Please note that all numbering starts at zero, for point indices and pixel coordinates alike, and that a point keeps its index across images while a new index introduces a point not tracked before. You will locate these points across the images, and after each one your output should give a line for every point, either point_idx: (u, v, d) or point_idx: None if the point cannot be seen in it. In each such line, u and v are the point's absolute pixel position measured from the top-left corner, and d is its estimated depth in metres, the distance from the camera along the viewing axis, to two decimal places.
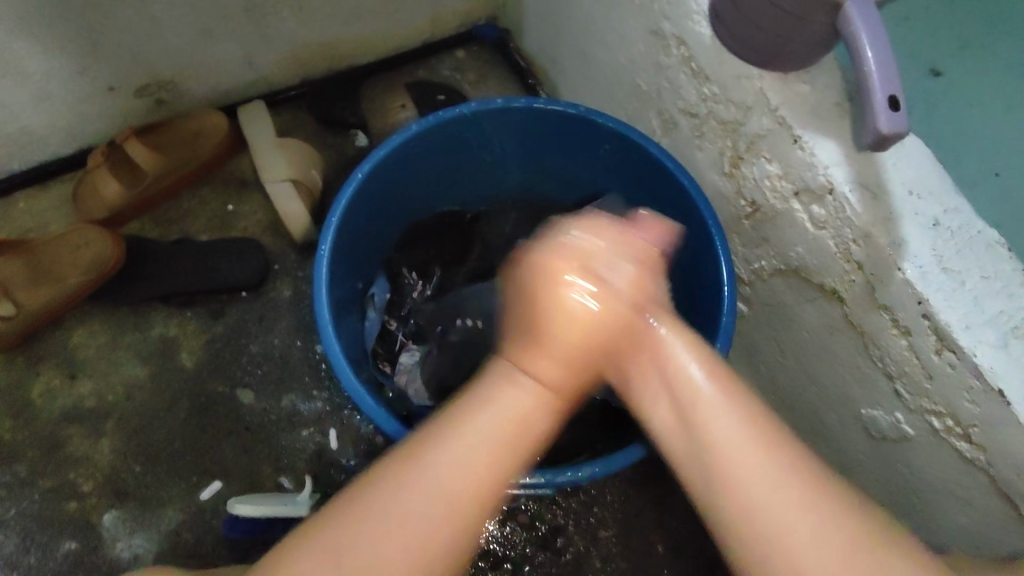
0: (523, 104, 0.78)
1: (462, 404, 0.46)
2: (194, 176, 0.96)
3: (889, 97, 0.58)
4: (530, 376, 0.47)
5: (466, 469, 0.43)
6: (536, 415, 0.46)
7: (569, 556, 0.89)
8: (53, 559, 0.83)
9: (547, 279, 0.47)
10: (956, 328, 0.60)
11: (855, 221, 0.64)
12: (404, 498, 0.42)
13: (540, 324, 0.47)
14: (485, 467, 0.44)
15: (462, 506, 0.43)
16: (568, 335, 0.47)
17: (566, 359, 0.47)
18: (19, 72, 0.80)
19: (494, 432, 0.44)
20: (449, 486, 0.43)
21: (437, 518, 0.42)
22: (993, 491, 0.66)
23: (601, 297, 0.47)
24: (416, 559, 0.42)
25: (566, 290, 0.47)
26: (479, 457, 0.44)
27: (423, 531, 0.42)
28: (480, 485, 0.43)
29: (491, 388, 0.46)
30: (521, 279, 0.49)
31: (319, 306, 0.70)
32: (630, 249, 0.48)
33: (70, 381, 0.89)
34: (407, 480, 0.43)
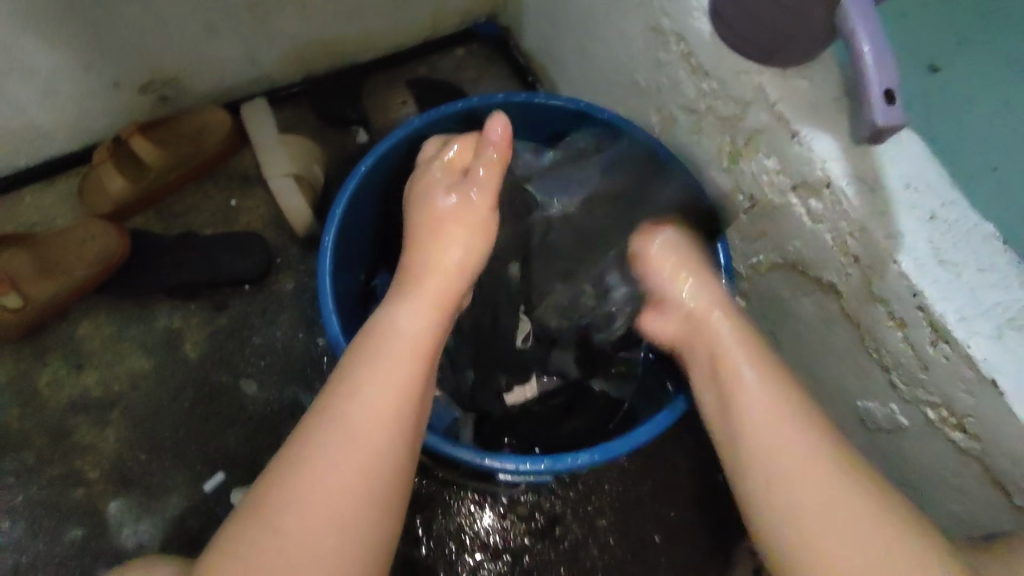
0: (524, 98, 0.79)
1: (361, 359, 0.59)
2: (200, 170, 0.98)
3: (886, 90, 0.58)
4: (403, 320, 0.62)
5: (379, 394, 0.56)
6: (421, 326, 0.62)
7: (568, 545, 0.90)
8: (59, 546, 0.85)
9: (433, 218, 0.69)
10: (951, 319, 0.61)
11: (851, 214, 0.65)
12: (321, 458, 0.53)
13: (416, 270, 0.66)
14: (395, 400, 0.56)
15: (377, 444, 0.54)
16: (434, 277, 0.65)
17: (441, 283, 0.65)
18: (27, 67, 0.81)
19: (390, 376, 0.57)
20: (363, 442, 0.54)
21: (362, 465, 0.53)
22: (986, 481, 0.67)
23: (464, 242, 0.67)
24: (358, 483, 0.53)
25: (435, 203, 0.69)
26: (379, 401, 0.56)
27: (359, 459, 0.53)
28: (385, 431, 0.55)
29: (387, 319, 0.62)
30: (427, 208, 0.70)
31: (324, 297, 0.71)
32: (461, 217, 0.68)
33: (76, 371, 0.91)
34: (340, 414, 0.55)
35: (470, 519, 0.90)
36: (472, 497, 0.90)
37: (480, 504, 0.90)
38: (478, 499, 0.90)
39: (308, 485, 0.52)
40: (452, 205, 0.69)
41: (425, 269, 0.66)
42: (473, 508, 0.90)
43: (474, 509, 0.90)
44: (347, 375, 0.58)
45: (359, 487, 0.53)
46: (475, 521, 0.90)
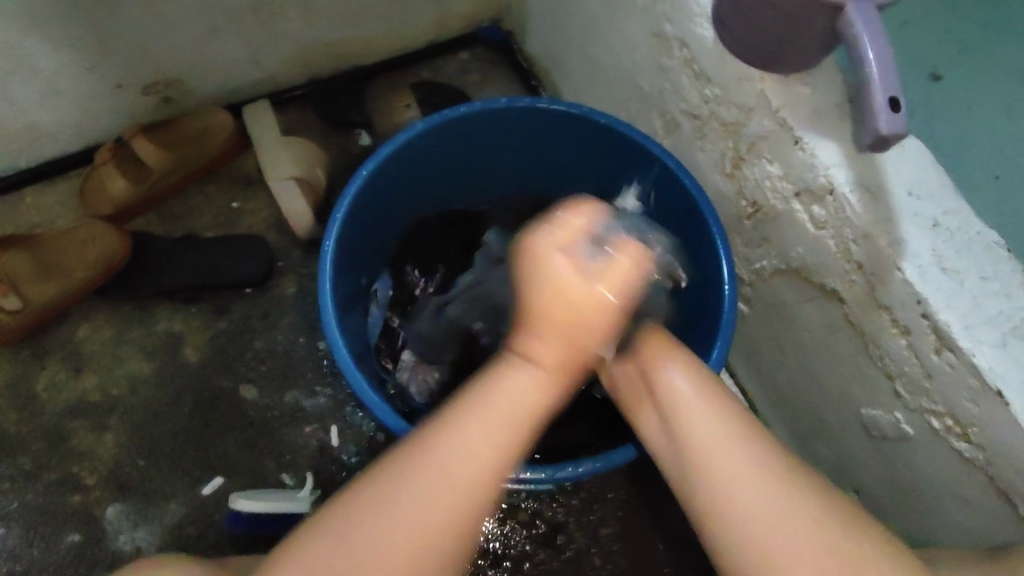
0: (527, 103, 0.79)
1: (451, 418, 0.50)
2: (201, 173, 0.97)
3: (889, 97, 0.58)
4: (512, 386, 0.50)
5: (471, 450, 0.48)
6: (534, 395, 0.50)
7: (570, 554, 0.89)
8: (56, 552, 0.84)
9: (535, 263, 0.50)
10: (955, 326, 0.61)
11: (855, 221, 0.65)
12: (400, 497, 0.47)
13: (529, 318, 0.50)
14: (481, 475, 0.48)
15: (444, 519, 0.47)
16: (553, 367, 0.51)
17: (563, 345, 0.50)
18: (29, 68, 0.81)
19: (486, 434, 0.49)
20: (437, 497, 0.47)
21: (422, 528, 0.46)
22: (992, 490, 0.67)
23: (601, 308, 0.49)
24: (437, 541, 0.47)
25: (551, 268, 0.49)
26: (460, 468, 0.48)
27: (427, 522, 0.46)
28: (457, 503, 0.47)
29: (503, 375, 0.51)
30: (543, 280, 0.49)
31: (325, 302, 0.71)
32: (562, 281, 0.49)
33: (75, 375, 0.90)
34: (427, 462, 0.48)
35: None
36: None
37: None
38: None
39: (367, 525, 0.46)
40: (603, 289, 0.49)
41: (543, 313, 0.50)
42: None
43: None
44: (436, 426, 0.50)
45: (421, 552, 0.46)
46: None
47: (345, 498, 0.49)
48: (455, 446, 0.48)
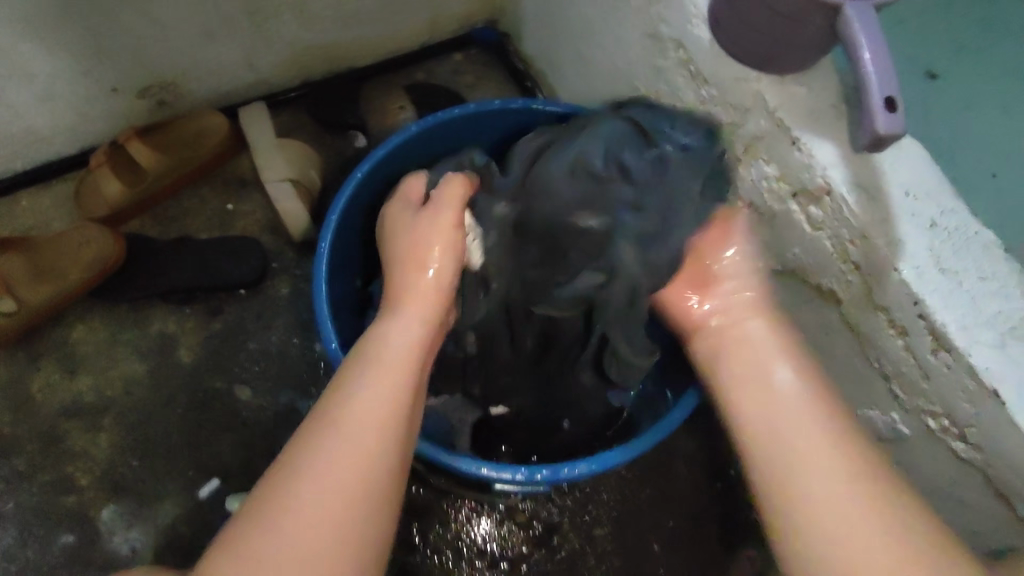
0: (521, 105, 0.80)
1: (349, 379, 0.54)
2: (196, 175, 0.98)
3: (887, 98, 0.58)
4: (389, 333, 0.58)
5: (372, 393, 0.53)
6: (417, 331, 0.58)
7: (565, 554, 0.89)
8: (50, 553, 0.84)
9: (407, 257, 0.61)
10: (952, 327, 0.60)
11: (852, 221, 0.64)
12: (327, 449, 0.50)
13: (401, 296, 0.60)
14: (382, 412, 0.52)
15: (355, 472, 0.49)
16: (414, 301, 0.59)
17: (429, 290, 0.59)
18: (25, 71, 0.81)
19: (385, 379, 0.54)
20: (350, 451, 0.50)
21: (336, 490, 0.48)
22: (991, 493, 0.66)
23: (445, 258, 0.60)
24: (354, 483, 0.49)
25: (424, 246, 0.61)
26: (366, 410, 0.52)
27: (349, 463, 0.49)
28: (366, 441, 0.51)
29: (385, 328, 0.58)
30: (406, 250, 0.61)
31: (319, 303, 0.71)
32: (443, 237, 0.61)
33: (69, 376, 0.90)
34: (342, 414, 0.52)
35: (467, 527, 0.89)
36: (469, 503, 0.89)
37: (477, 510, 0.89)
38: (475, 506, 0.89)
39: (291, 505, 0.48)
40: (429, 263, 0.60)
41: (405, 290, 0.60)
42: (469, 515, 0.89)
43: (471, 515, 0.89)
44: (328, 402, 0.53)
45: (344, 508, 0.48)
46: (471, 529, 0.89)
47: (249, 506, 0.50)
48: (358, 395, 0.53)
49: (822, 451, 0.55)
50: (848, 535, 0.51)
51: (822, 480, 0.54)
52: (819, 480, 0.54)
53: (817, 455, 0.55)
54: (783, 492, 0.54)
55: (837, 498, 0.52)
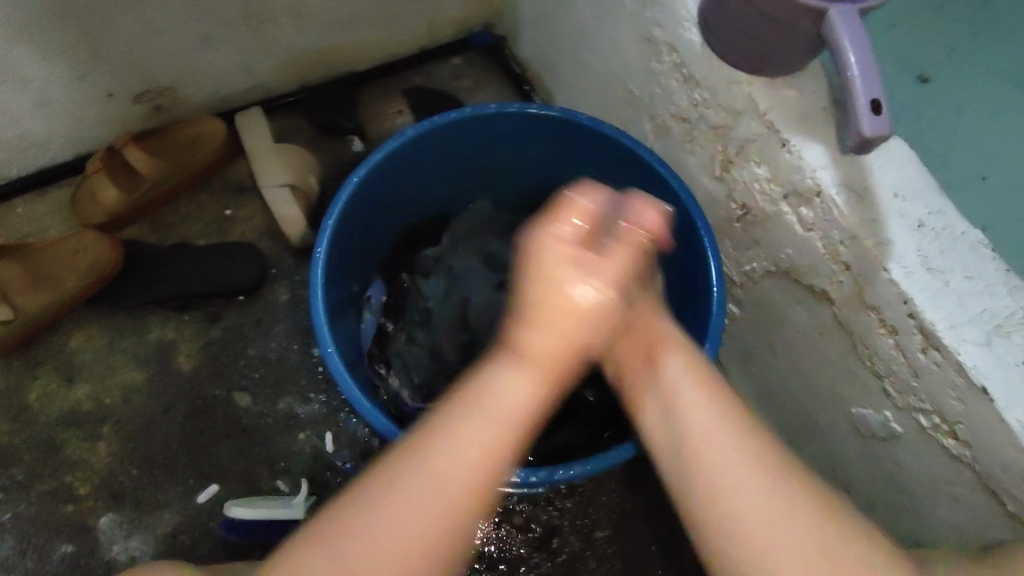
0: (517, 109, 0.79)
1: (441, 417, 0.49)
2: (192, 182, 0.97)
3: (871, 100, 0.59)
4: (505, 385, 0.50)
5: (460, 441, 0.48)
6: (519, 390, 0.50)
7: (565, 557, 0.89)
8: (49, 562, 0.83)
9: (534, 267, 0.51)
10: (940, 325, 0.61)
11: (842, 223, 0.66)
12: (401, 491, 0.46)
13: (523, 314, 0.51)
14: (472, 472, 0.47)
15: (447, 515, 0.46)
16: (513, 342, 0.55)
17: (552, 336, 0.50)
18: (20, 78, 0.81)
19: (478, 436, 0.48)
20: (435, 495, 0.46)
21: (416, 532, 0.45)
22: (980, 489, 0.67)
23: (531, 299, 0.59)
24: (422, 533, 0.45)
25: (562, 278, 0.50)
26: (457, 461, 0.47)
27: (425, 512, 0.46)
28: (464, 485, 0.47)
29: (490, 378, 0.50)
30: (539, 263, 0.50)
31: (316, 308, 0.71)
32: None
33: (67, 385, 0.90)
34: (420, 459, 0.47)
35: None
36: None
37: None
38: None
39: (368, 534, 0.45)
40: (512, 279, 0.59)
41: (539, 318, 0.50)
42: None
43: None
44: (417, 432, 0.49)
45: (426, 551, 0.45)
46: None
47: (318, 530, 0.46)
48: (463, 437, 0.48)
49: (713, 429, 0.51)
50: (755, 518, 0.48)
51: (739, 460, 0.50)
52: (714, 451, 0.50)
53: (715, 427, 0.51)
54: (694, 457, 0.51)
55: (748, 473, 0.49)
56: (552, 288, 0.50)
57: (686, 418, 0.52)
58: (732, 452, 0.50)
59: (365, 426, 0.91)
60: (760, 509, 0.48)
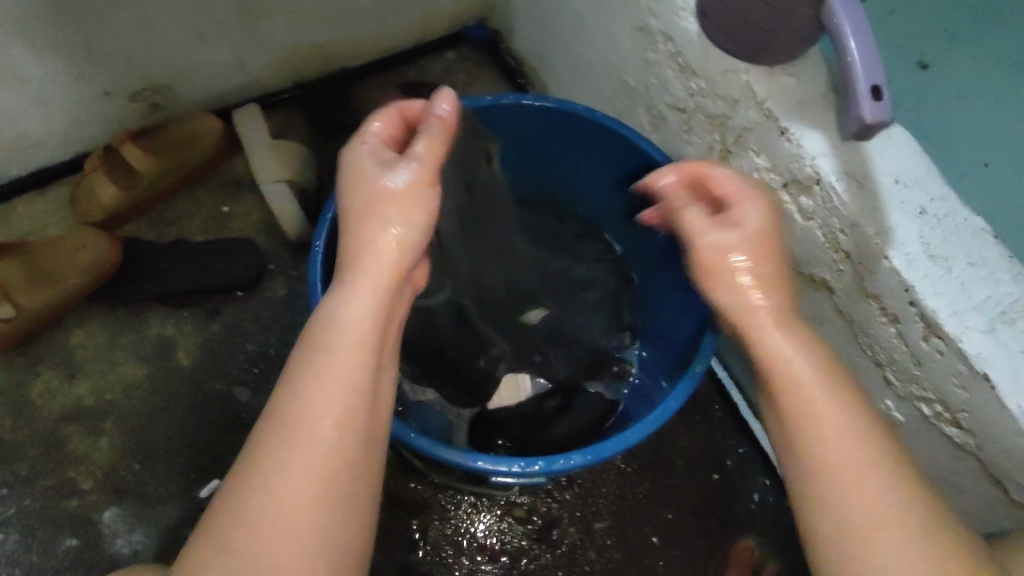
0: (512, 101, 0.78)
1: (301, 365, 0.51)
2: (192, 177, 0.98)
3: (872, 85, 0.58)
4: (337, 309, 0.53)
5: (323, 387, 0.50)
6: (353, 314, 0.53)
7: (565, 548, 0.89)
8: (54, 557, 0.84)
9: (364, 216, 0.55)
10: (943, 313, 0.61)
11: (842, 211, 0.65)
12: (274, 467, 0.48)
13: (351, 261, 0.55)
14: (335, 407, 0.50)
15: (320, 451, 0.48)
16: (364, 265, 0.54)
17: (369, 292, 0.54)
18: (17, 77, 0.81)
19: (327, 379, 0.50)
20: (312, 458, 0.48)
21: (306, 494, 0.47)
22: (982, 476, 0.67)
23: (410, 223, 0.55)
24: (300, 506, 0.47)
25: (369, 194, 0.55)
26: (315, 421, 0.49)
27: (295, 481, 0.47)
28: (336, 446, 0.49)
29: (331, 309, 0.53)
30: (356, 190, 0.56)
31: (314, 299, 0.70)
32: (409, 197, 0.55)
33: (69, 381, 0.91)
34: (283, 426, 0.49)
35: (467, 522, 0.90)
36: (469, 499, 0.90)
37: (477, 507, 0.90)
38: (475, 502, 0.90)
39: (258, 511, 0.47)
40: (388, 208, 0.55)
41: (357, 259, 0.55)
42: (469, 511, 0.90)
43: (471, 512, 0.90)
44: (281, 392, 0.51)
45: (312, 515, 0.47)
46: (471, 524, 0.90)
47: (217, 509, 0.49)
48: (304, 401, 0.50)
49: (859, 458, 0.51)
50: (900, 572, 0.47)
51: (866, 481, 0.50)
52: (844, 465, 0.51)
53: (848, 448, 0.51)
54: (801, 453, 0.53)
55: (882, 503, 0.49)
56: (370, 208, 0.55)
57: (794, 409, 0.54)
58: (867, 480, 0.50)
59: None
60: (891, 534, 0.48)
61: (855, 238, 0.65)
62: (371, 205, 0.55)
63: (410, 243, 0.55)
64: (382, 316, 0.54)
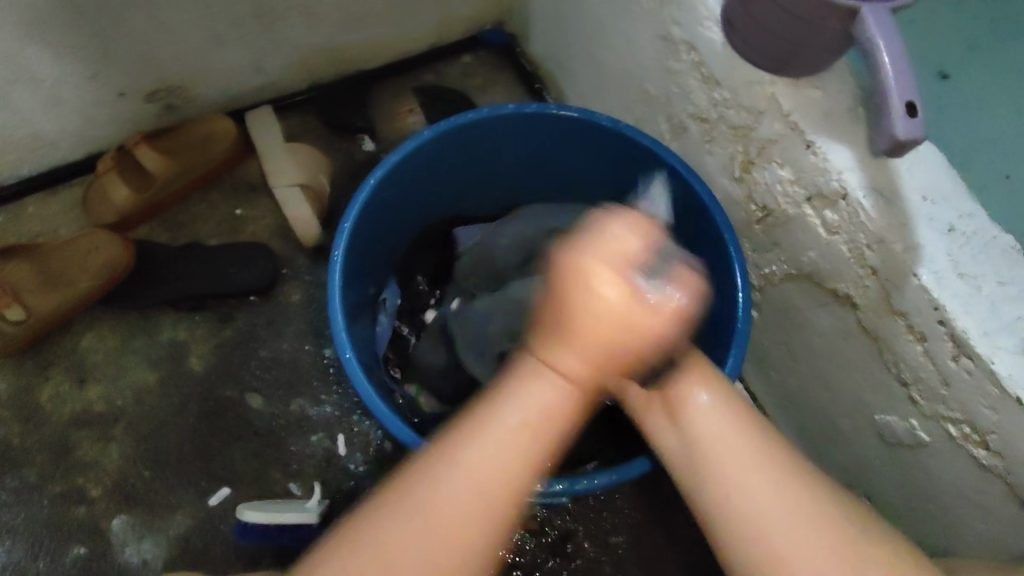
0: (536, 109, 0.77)
1: (464, 429, 0.47)
2: (207, 178, 0.97)
3: (905, 102, 0.57)
4: (532, 395, 0.46)
5: (495, 460, 0.45)
6: (556, 404, 0.46)
7: (581, 562, 0.88)
8: (63, 565, 0.83)
9: (580, 285, 0.45)
10: (973, 333, 0.60)
11: (870, 227, 0.64)
12: (415, 510, 0.44)
13: (562, 323, 0.46)
14: (501, 480, 0.45)
15: (463, 523, 0.44)
16: (584, 366, 0.46)
17: (593, 361, 0.46)
18: (30, 76, 0.80)
19: (496, 457, 0.45)
20: (444, 517, 0.44)
21: (439, 561, 0.44)
22: (1009, 497, 0.66)
23: (650, 317, 0.44)
24: (430, 562, 0.43)
25: (596, 285, 0.44)
26: (468, 492, 0.45)
27: (436, 540, 0.44)
28: (467, 539, 0.44)
29: (526, 385, 0.47)
30: (572, 269, 0.45)
31: (335, 308, 0.69)
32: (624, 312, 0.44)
33: (79, 386, 0.89)
34: (431, 484, 0.45)
35: None
36: None
37: None
38: None
39: (396, 547, 0.43)
40: (634, 297, 0.44)
41: (582, 328, 0.45)
42: None
43: None
44: (436, 446, 0.47)
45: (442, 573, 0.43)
46: None
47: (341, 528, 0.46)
48: (461, 469, 0.45)
49: (722, 439, 0.50)
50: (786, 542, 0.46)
51: (758, 479, 0.48)
52: (734, 482, 0.48)
53: (734, 460, 0.49)
54: (708, 485, 0.49)
55: (768, 506, 0.47)
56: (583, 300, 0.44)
57: (699, 440, 0.51)
58: (776, 507, 0.47)
59: (379, 431, 0.89)
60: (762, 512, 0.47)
61: (884, 260, 0.65)
62: (594, 299, 0.44)
63: (638, 343, 0.45)
64: (575, 411, 0.47)
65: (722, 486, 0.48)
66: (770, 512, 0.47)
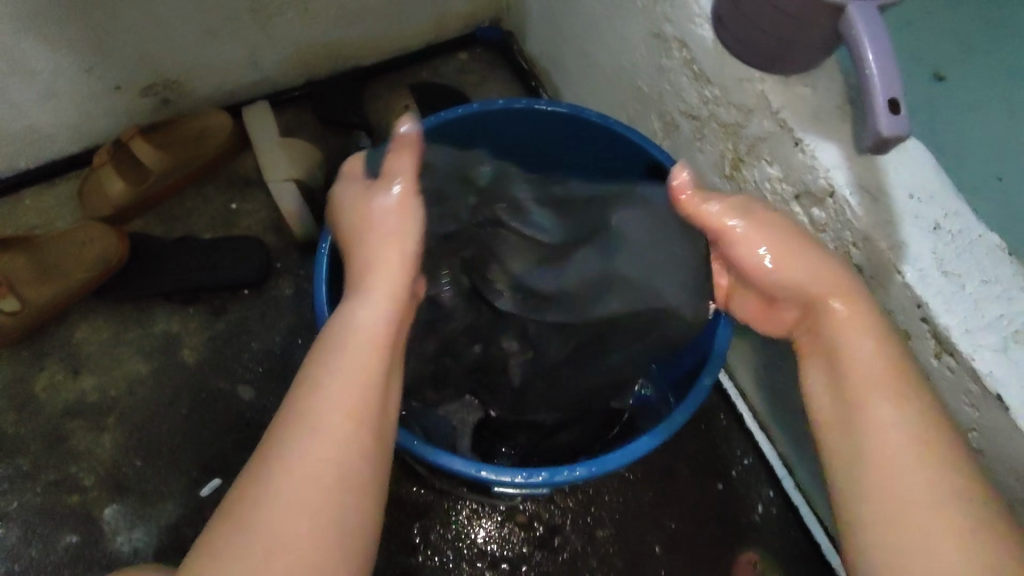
0: (526, 104, 0.78)
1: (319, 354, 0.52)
2: (202, 174, 0.98)
3: (890, 99, 0.57)
4: (359, 312, 0.54)
5: (348, 380, 0.50)
6: (383, 318, 0.54)
7: (567, 556, 0.89)
8: (54, 552, 0.84)
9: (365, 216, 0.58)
10: (954, 330, 0.60)
11: (855, 224, 0.64)
12: (292, 460, 0.47)
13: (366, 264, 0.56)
14: (356, 403, 0.49)
15: (340, 455, 0.47)
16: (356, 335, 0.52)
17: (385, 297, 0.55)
18: (28, 69, 0.80)
19: (352, 371, 0.50)
20: (318, 458, 0.47)
21: (312, 501, 0.46)
22: (989, 494, 0.66)
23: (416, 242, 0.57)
24: (318, 507, 0.46)
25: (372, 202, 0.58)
26: (334, 424, 0.48)
27: (315, 483, 0.46)
28: (339, 468, 0.47)
29: (350, 309, 0.54)
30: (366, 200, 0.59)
31: (318, 301, 0.69)
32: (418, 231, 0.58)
33: (74, 376, 0.90)
34: (298, 431, 0.48)
35: (468, 528, 0.89)
36: (470, 505, 0.90)
37: (478, 512, 0.90)
38: (476, 507, 0.90)
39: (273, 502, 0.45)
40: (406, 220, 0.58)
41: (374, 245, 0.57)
42: (470, 516, 0.89)
43: (471, 517, 0.89)
44: (292, 402, 0.50)
45: (326, 515, 0.46)
46: (472, 530, 0.89)
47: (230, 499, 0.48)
48: (323, 403, 0.49)
49: (888, 413, 0.52)
50: (909, 508, 0.48)
51: (899, 456, 0.50)
52: (892, 447, 0.51)
53: (894, 432, 0.51)
54: (861, 447, 0.52)
55: (914, 481, 0.49)
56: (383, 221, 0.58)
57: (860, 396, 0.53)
58: (920, 470, 0.49)
59: None
60: (906, 485, 0.49)
61: (868, 258, 0.65)
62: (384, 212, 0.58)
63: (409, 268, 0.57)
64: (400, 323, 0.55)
65: (885, 446, 0.51)
66: (904, 478, 0.49)
